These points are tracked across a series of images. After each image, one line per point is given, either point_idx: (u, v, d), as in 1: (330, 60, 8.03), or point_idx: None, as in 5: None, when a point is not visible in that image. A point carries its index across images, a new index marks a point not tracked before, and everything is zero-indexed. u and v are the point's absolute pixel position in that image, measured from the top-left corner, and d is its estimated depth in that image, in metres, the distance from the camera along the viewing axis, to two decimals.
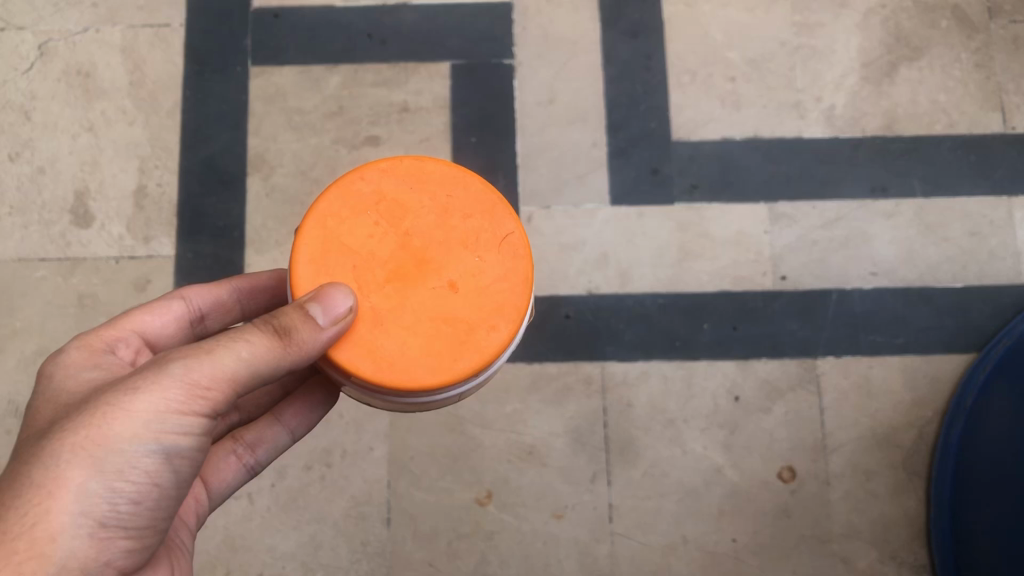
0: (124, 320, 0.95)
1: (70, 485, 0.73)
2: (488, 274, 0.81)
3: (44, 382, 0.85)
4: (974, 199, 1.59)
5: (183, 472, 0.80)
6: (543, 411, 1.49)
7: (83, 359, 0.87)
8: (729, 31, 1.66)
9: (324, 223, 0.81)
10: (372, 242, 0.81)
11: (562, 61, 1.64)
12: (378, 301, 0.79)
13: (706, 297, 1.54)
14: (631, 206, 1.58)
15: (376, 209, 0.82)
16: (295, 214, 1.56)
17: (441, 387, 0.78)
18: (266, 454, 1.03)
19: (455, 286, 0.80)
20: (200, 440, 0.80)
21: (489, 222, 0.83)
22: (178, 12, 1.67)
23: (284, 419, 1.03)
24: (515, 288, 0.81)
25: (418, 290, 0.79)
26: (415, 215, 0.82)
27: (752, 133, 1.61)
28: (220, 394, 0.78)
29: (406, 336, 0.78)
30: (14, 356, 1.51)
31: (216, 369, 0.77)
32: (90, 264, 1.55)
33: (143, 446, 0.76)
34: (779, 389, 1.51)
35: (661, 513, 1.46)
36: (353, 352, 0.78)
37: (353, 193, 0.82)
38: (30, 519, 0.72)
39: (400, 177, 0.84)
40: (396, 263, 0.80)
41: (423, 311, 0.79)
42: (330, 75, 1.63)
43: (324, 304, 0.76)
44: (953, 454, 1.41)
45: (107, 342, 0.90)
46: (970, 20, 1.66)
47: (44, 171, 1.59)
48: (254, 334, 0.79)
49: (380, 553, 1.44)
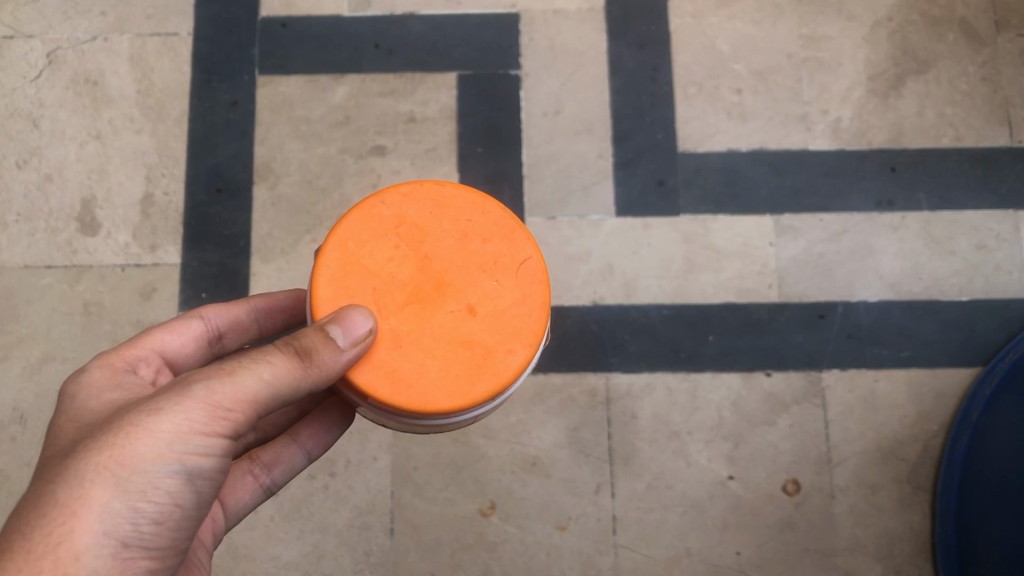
0: (144, 339, 0.95)
1: (93, 505, 0.72)
2: (505, 298, 0.81)
3: (65, 402, 0.84)
4: (981, 212, 1.58)
5: (202, 494, 0.80)
6: (547, 422, 1.49)
7: (105, 378, 0.87)
8: (736, 43, 1.66)
9: (345, 245, 0.81)
10: (392, 264, 0.81)
11: (569, 72, 1.64)
12: (397, 323, 0.79)
13: (711, 309, 1.54)
14: (636, 217, 1.58)
15: (396, 232, 0.82)
16: (301, 224, 1.56)
17: (457, 411, 0.78)
18: (283, 474, 1.04)
19: (472, 309, 0.80)
20: (220, 462, 0.79)
21: (507, 247, 0.83)
22: (186, 21, 1.68)
23: (301, 439, 1.03)
24: (533, 313, 0.82)
25: (436, 313, 0.79)
26: (435, 238, 0.82)
27: (758, 145, 1.61)
28: (243, 415, 0.78)
29: (425, 359, 0.78)
30: (20, 363, 1.52)
31: (238, 390, 0.77)
32: (96, 272, 1.56)
33: (165, 466, 0.75)
34: (784, 402, 1.50)
35: (665, 526, 1.46)
36: (372, 374, 0.78)
37: (374, 216, 0.83)
38: (54, 538, 0.70)
39: (420, 202, 0.84)
40: (416, 286, 0.80)
41: (442, 334, 0.79)
42: (337, 85, 1.63)
43: (345, 325, 0.76)
44: (955, 488, 1.40)
45: (128, 361, 0.91)
46: (977, 33, 1.66)
47: (52, 179, 1.60)
48: (275, 355, 0.79)
49: (383, 563, 1.44)
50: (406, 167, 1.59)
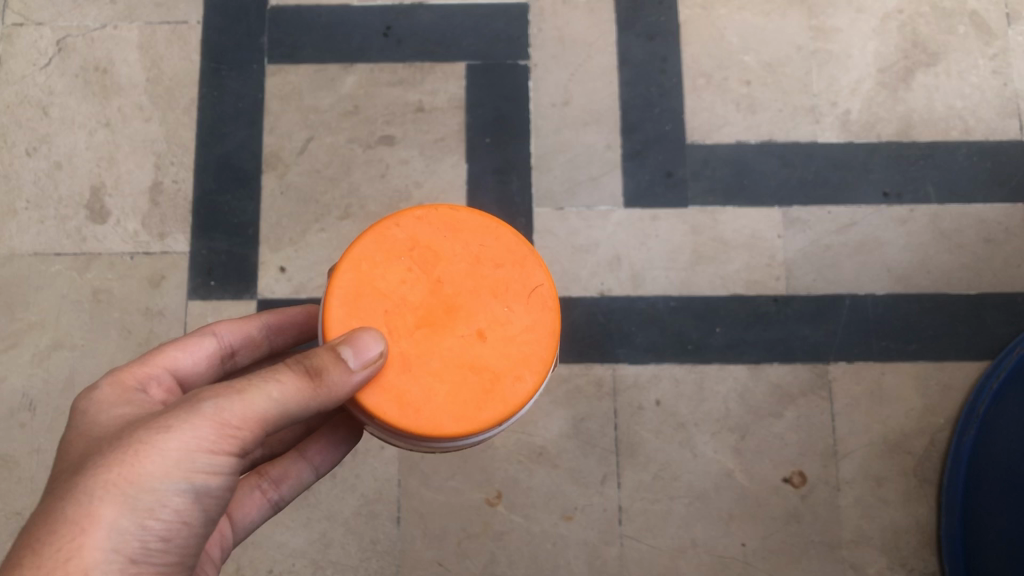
0: (156, 357, 0.94)
1: (102, 522, 0.72)
2: (515, 324, 0.82)
3: (75, 418, 0.85)
4: (990, 206, 1.58)
5: (210, 511, 0.80)
6: (554, 413, 1.49)
7: (114, 396, 0.87)
8: (745, 34, 1.66)
9: (359, 267, 0.82)
10: (404, 287, 0.81)
11: (578, 62, 1.64)
12: (407, 346, 0.80)
13: (719, 300, 1.54)
14: (645, 209, 1.58)
15: (410, 254, 0.83)
16: (310, 214, 1.57)
17: (464, 436, 0.79)
18: (290, 490, 1.04)
19: (482, 334, 0.81)
20: (228, 478, 0.80)
21: (519, 273, 0.84)
22: (195, 9, 1.68)
23: (308, 455, 1.04)
24: (542, 339, 0.82)
25: (446, 337, 0.80)
26: (447, 262, 0.83)
27: (767, 137, 1.61)
28: (251, 433, 0.78)
29: (434, 383, 0.79)
30: (30, 349, 1.53)
31: (247, 409, 0.78)
32: (105, 259, 1.56)
33: (174, 484, 0.76)
34: (791, 394, 1.50)
35: (670, 517, 1.46)
36: (381, 397, 0.79)
37: (387, 238, 0.83)
38: (64, 554, 0.71)
39: (433, 225, 0.84)
40: (427, 310, 0.81)
41: (451, 359, 0.80)
42: (346, 74, 1.63)
43: (356, 347, 0.77)
44: (961, 483, 1.40)
45: (140, 379, 0.91)
46: (988, 25, 1.66)
47: (61, 166, 1.61)
48: (284, 374, 0.79)
49: (390, 552, 1.46)
50: (415, 157, 1.59)
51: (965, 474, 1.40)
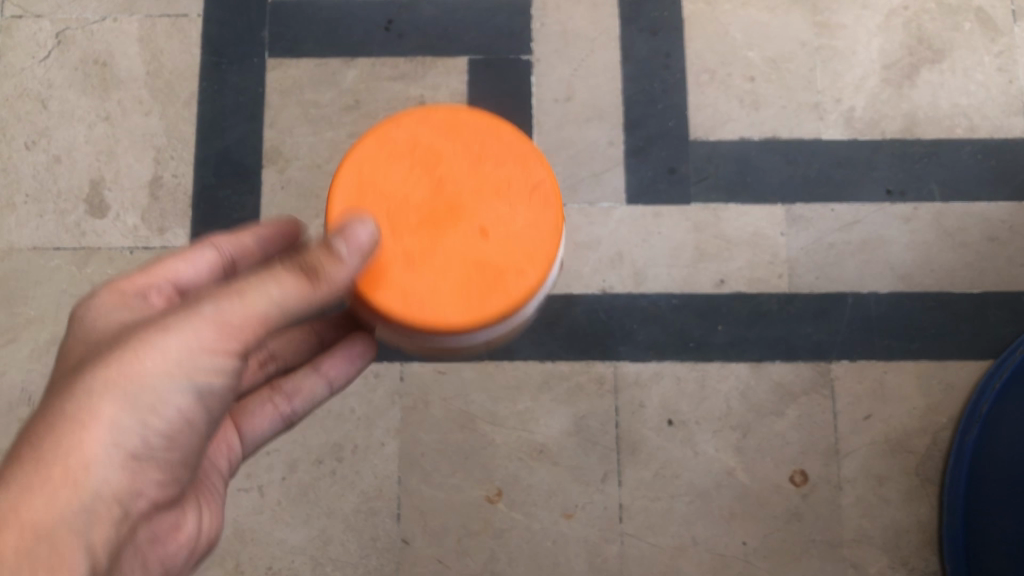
0: (158, 269, 0.93)
1: (102, 417, 0.72)
2: (517, 222, 0.82)
3: (75, 327, 0.83)
4: (994, 205, 1.57)
5: (211, 412, 0.80)
6: (555, 410, 1.49)
7: (113, 304, 0.86)
8: (749, 30, 1.64)
9: (360, 169, 0.83)
10: (406, 185, 0.82)
11: (581, 58, 1.63)
12: (410, 243, 0.80)
13: (721, 298, 1.53)
14: (647, 206, 1.57)
15: (411, 155, 0.83)
16: (310, 208, 1.55)
17: (469, 329, 0.80)
18: (303, 405, 1.05)
19: (484, 231, 0.81)
20: (230, 378, 0.79)
21: (522, 171, 0.84)
22: (196, 2, 1.66)
23: (324, 369, 1.05)
24: (545, 237, 0.82)
25: (447, 231, 0.80)
26: (448, 162, 0.83)
27: (770, 134, 1.60)
28: (252, 333, 0.77)
29: (438, 277, 0.80)
30: (28, 344, 1.53)
31: (248, 310, 0.76)
32: (104, 254, 1.56)
33: (176, 383, 0.75)
34: (793, 392, 1.50)
35: (671, 515, 1.46)
36: (384, 290, 0.80)
37: (388, 139, 0.84)
38: (64, 446, 0.70)
39: (436, 126, 0.85)
40: (429, 207, 0.81)
41: (455, 253, 0.80)
42: (347, 68, 1.62)
43: (348, 235, 0.77)
44: (964, 483, 1.39)
45: (140, 289, 0.89)
46: (994, 22, 1.65)
47: (60, 160, 1.60)
48: (286, 275, 0.78)
49: (390, 549, 1.45)
50: None
51: (968, 473, 1.39)
